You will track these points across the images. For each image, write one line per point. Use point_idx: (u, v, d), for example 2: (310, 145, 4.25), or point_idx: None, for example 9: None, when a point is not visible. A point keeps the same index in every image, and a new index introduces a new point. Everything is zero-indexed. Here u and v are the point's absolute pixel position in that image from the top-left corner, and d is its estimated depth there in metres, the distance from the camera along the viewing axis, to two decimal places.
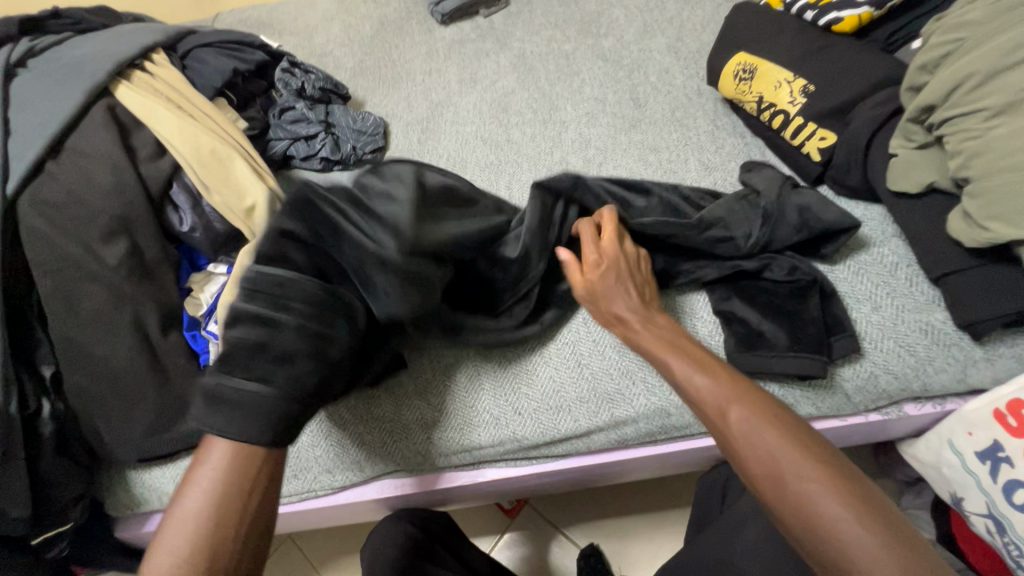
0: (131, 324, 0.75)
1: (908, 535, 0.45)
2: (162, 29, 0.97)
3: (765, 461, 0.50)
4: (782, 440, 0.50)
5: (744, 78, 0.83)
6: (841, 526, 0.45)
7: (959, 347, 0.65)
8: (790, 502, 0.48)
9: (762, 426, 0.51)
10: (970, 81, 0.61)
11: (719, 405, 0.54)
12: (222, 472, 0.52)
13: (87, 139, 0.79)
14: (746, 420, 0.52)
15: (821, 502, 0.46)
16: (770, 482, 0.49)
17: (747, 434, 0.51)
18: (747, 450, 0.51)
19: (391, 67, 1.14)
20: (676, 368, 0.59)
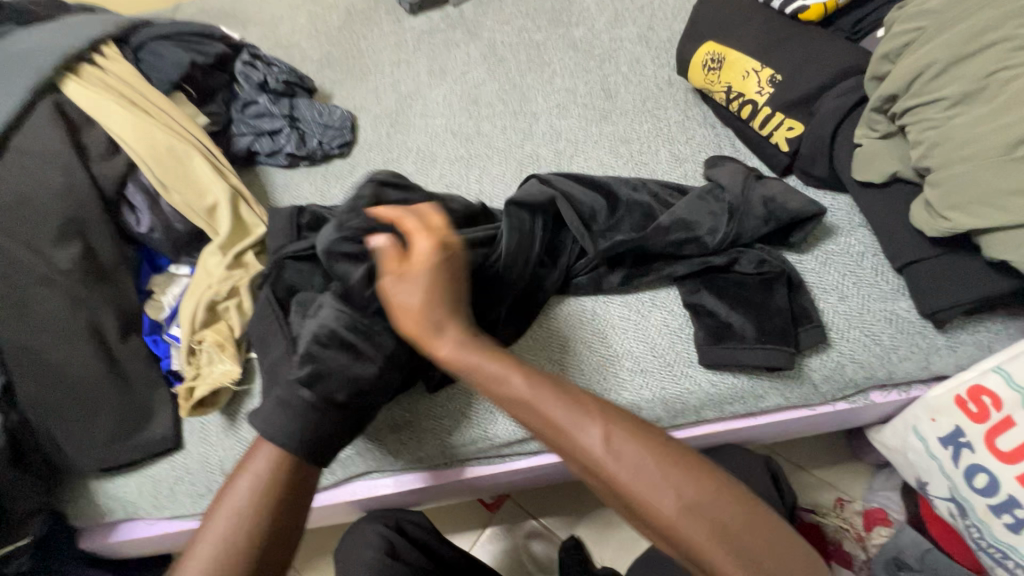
0: (87, 330, 0.73)
1: (767, 525, 0.48)
2: (113, 20, 0.93)
3: (636, 491, 0.48)
4: (653, 472, 0.49)
5: (713, 68, 0.82)
6: (700, 548, 0.46)
7: (923, 335, 0.65)
8: (667, 527, 0.48)
9: (627, 452, 0.50)
10: (930, 70, 0.61)
11: (583, 444, 0.51)
12: (267, 479, 0.59)
13: (33, 138, 0.75)
14: (616, 452, 0.50)
15: (681, 527, 0.47)
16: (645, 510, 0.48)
17: (610, 468, 0.50)
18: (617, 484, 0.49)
19: (359, 58, 1.11)
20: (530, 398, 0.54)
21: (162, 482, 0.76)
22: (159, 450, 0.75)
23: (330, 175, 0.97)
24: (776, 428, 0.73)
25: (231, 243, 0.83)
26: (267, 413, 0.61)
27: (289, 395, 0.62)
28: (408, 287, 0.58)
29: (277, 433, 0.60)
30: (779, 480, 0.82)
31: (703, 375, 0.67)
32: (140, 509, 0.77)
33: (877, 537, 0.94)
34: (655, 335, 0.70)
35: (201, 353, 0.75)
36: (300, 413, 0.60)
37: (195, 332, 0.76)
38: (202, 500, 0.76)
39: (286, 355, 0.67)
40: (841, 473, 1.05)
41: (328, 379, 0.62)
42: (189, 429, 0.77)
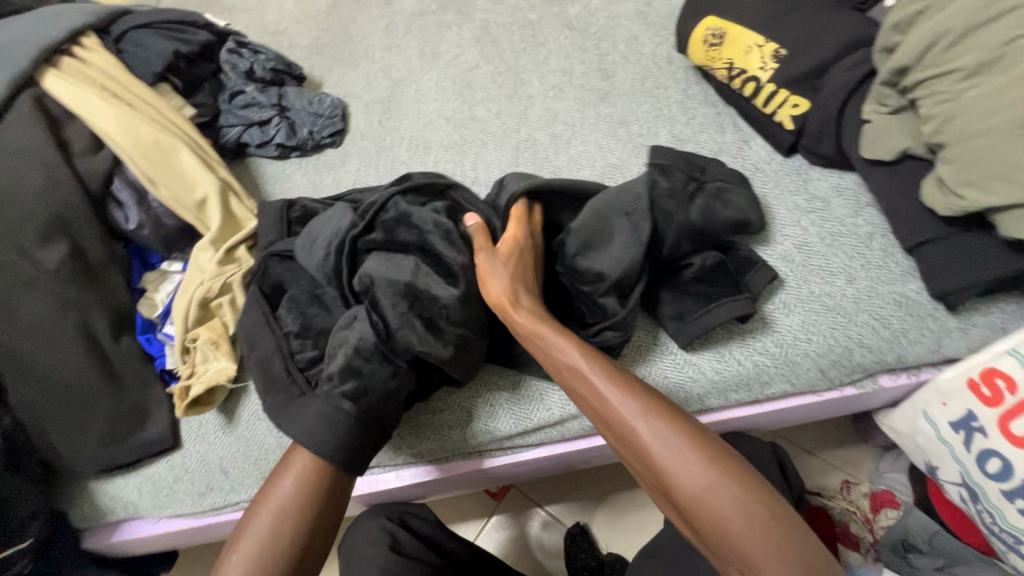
0: (78, 331, 0.71)
1: (797, 525, 0.47)
2: (91, 9, 0.90)
3: (673, 473, 0.49)
4: (699, 455, 0.49)
5: (713, 44, 0.79)
6: (747, 538, 0.46)
7: (933, 317, 0.64)
8: (698, 513, 0.48)
9: (668, 435, 0.50)
10: (945, 38, 0.58)
11: (630, 420, 0.51)
12: (305, 481, 0.61)
13: (13, 135, 0.73)
14: (659, 434, 0.50)
15: (731, 513, 0.47)
16: (677, 494, 0.49)
17: (652, 446, 0.50)
18: (657, 464, 0.50)
19: (348, 44, 1.08)
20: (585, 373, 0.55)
21: (163, 482, 0.75)
22: (157, 449, 0.74)
23: (322, 165, 0.94)
24: (781, 414, 0.71)
25: (222, 238, 0.82)
26: (309, 426, 0.62)
27: (332, 408, 0.62)
28: (498, 269, 0.63)
29: (316, 441, 0.61)
30: (785, 466, 0.81)
31: (700, 356, 0.66)
32: (141, 509, 0.76)
33: (885, 519, 0.92)
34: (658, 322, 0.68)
35: (196, 351, 0.74)
36: (334, 422, 0.61)
37: (188, 330, 0.75)
38: (203, 498, 0.75)
39: (281, 352, 0.67)
40: (848, 455, 1.04)
41: (369, 392, 0.62)
42: (186, 428, 0.76)
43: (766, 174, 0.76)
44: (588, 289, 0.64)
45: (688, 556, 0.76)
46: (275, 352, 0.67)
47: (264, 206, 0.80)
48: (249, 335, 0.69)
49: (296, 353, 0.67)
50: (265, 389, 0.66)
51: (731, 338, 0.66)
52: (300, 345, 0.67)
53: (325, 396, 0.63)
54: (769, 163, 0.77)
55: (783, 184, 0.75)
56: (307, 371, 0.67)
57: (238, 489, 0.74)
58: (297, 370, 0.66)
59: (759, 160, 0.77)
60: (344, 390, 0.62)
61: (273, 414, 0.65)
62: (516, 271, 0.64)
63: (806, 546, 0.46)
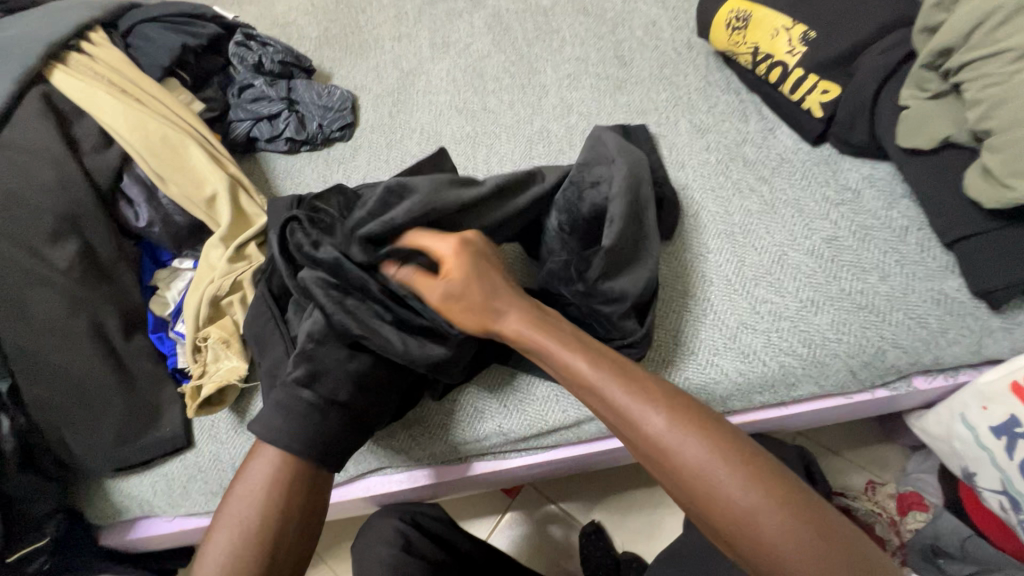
0: (90, 330, 0.71)
1: (831, 525, 0.43)
2: (99, 3, 0.89)
3: (700, 482, 0.45)
4: (718, 455, 0.45)
5: (737, 28, 0.75)
6: (782, 545, 0.42)
7: (974, 316, 0.60)
8: (733, 526, 0.44)
9: (687, 437, 0.46)
10: (994, 17, 0.54)
11: (650, 428, 0.47)
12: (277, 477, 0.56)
13: (22, 133, 0.72)
14: (683, 441, 0.46)
15: (761, 519, 0.43)
16: (709, 506, 0.45)
17: (676, 456, 0.46)
18: (684, 473, 0.46)
19: (358, 34, 1.06)
20: (595, 380, 0.50)
21: (176, 481, 0.75)
22: (170, 449, 0.74)
23: (332, 159, 0.93)
24: (808, 417, 0.68)
25: (233, 234, 0.80)
26: (266, 418, 0.58)
27: (287, 397, 0.58)
28: (461, 299, 0.57)
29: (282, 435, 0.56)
30: (812, 472, 0.78)
31: (725, 359, 0.63)
32: (156, 507, 0.76)
33: (913, 522, 0.90)
34: (681, 318, 0.66)
35: (207, 350, 0.73)
36: (298, 412, 0.57)
37: (199, 329, 0.74)
38: (216, 497, 0.75)
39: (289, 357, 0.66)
40: (874, 455, 1.01)
41: (327, 375, 0.59)
42: (199, 427, 0.76)
43: (793, 165, 0.72)
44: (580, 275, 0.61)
45: (708, 561, 0.73)
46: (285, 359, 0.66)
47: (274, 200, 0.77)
48: (261, 334, 0.69)
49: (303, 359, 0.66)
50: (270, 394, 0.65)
51: (757, 338, 0.63)
52: None
53: (285, 386, 0.59)
54: (795, 153, 0.73)
55: (811, 175, 0.71)
56: None
57: None
58: None
59: (785, 150, 0.74)
60: (299, 377, 0.59)
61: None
62: (477, 289, 0.56)
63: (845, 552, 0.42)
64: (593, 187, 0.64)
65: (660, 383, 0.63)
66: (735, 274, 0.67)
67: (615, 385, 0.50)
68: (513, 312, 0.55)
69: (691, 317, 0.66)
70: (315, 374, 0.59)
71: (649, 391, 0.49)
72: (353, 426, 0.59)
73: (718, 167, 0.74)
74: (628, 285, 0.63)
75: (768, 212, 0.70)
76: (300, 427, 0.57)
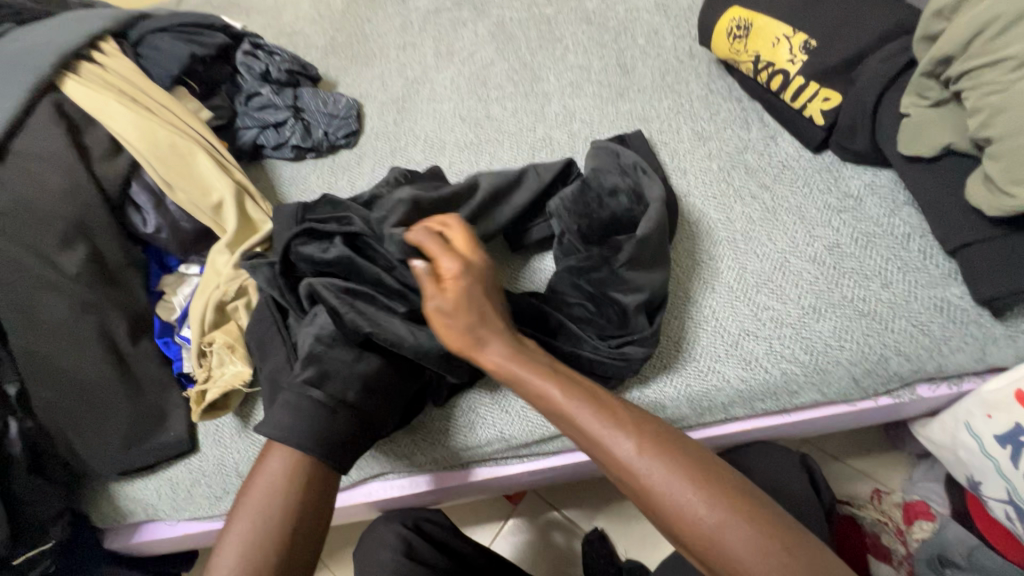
0: (98, 334, 0.72)
1: (797, 542, 0.44)
2: (111, 14, 0.91)
3: (663, 504, 0.46)
4: (681, 478, 0.46)
5: (738, 36, 0.76)
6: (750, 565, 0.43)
7: (977, 324, 0.60)
8: (702, 546, 0.45)
9: (650, 463, 0.47)
10: (993, 26, 0.54)
11: (615, 454, 0.49)
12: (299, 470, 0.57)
13: (34, 141, 0.74)
14: (647, 465, 0.48)
15: (727, 539, 0.44)
16: (676, 526, 0.46)
17: (641, 478, 0.47)
18: (650, 496, 0.47)
19: (363, 43, 1.07)
20: (562, 403, 0.52)
21: (180, 484, 0.75)
22: (175, 453, 0.74)
23: (337, 166, 0.94)
24: (811, 424, 0.68)
25: (239, 240, 0.81)
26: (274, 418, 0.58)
27: (296, 397, 0.59)
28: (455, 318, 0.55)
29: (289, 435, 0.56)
30: (815, 479, 0.77)
31: (727, 366, 0.63)
32: (161, 510, 0.77)
33: (919, 532, 0.89)
34: (682, 325, 0.66)
35: (212, 355, 0.74)
36: (304, 411, 0.58)
37: (205, 334, 0.75)
38: (220, 501, 0.75)
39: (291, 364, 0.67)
40: (880, 463, 1.00)
41: (333, 376, 0.60)
42: (204, 431, 0.76)
43: (795, 172, 0.72)
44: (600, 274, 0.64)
45: None
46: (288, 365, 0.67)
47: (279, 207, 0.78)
48: (265, 339, 0.69)
49: None
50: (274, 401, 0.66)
51: (758, 346, 0.63)
52: None
53: (291, 388, 0.59)
54: (797, 160, 0.73)
55: (813, 182, 0.71)
56: None
57: None
58: None
59: (787, 158, 0.74)
60: (310, 378, 0.59)
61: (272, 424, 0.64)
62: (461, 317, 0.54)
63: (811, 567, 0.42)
64: (612, 195, 0.68)
65: (661, 389, 0.63)
66: (736, 281, 0.67)
67: (580, 408, 0.51)
68: (495, 339, 0.55)
69: (692, 323, 0.66)
70: (325, 374, 0.60)
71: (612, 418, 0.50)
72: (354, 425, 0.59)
73: (720, 174, 0.75)
74: (629, 291, 0.63)
75: (770, 219, 0.70)
76: (302, 426, 0.57)
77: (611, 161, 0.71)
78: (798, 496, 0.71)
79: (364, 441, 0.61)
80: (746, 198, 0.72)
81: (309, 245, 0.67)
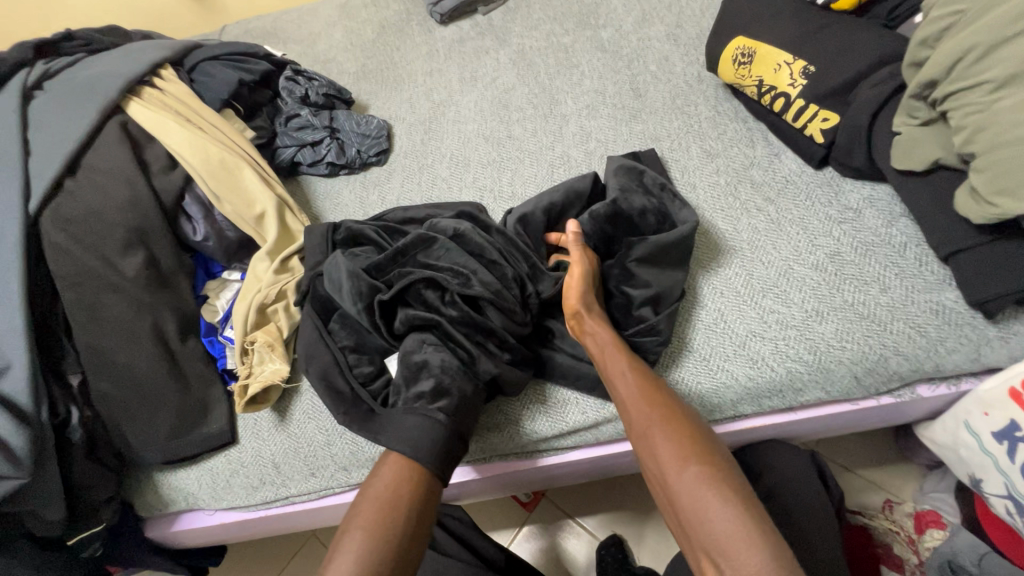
0: (151, 332, 0.78)
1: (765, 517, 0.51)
2: (169, 45, 1.00)
3: (666, 456, 0.56)
4: (684, 442, 0.56)
5: (743, 63, 0.83)
6: (720, 521, 0.50)
7: (971, 326, 0.64)
8: (684, 497, 0.53)
9: (664, 424, 0.57)
10: (972, 53, 0.59)
11: (644, 406, 0.59)
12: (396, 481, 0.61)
13: (102, 157, 0.82)
14: (667, 423, 0.58)
15: (706, 496, 0.52)
16: (668, 473, 0.55)
17: (656, 431, 0.57)
18: (653, 448, 0.57)
19: (393, 69, 1.16)
20: (610, 366, 0.64)
21: (220, 475, 0.80)
22: (216, 444, 0.79)
23: (369, 182, 1.01)
24: (816, 423, 0.72)
25: (278, 249, 0.88)
26: (410, 431, 0.62)
27: (421, 417, 0.63)
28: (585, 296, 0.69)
29: (411, 448, 0.61)
30: (825, 475, 0.81)
31: (738, 363, 0.67)
32: (200, 500, 0.81)
33: (930, 541, 0.90)
34: (695, 324, 0.71)
35: (254, 353, 0.79)
36: (426, 429, 0.62)
37: (247, 333, 0.80)
38: (256, 491, 0.80)
39: (339, 365, 0.73)
40: (890, 473, 1.02)
41: (466, 409, 0.65)
42: (243, 425, 0.82)
43: (798, 187, 0.78)
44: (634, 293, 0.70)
45: None
46: (334, 366, 0.73)
47: (310, 227, 0.86)
48: (308, 348, 0.74)
49: (353, 367, 0.73)
50: (330, 401, 0.70)
51: (765, 346, 0.68)
52: (357, 359, 0.73)
53: (419, 410, 0.63)
54: (800, 175, 0.79)
55: (815, 196, 0.76)
56: (366, 385, 0.72)
57: (288, 483, 0.79)
58: (359, 385, 0.71)
59: (790, 173, 0.79)
60: (441, 405, 0.64)
61: (348, 425, 0.69)
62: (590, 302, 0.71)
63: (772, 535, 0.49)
64: (640, 215, 0.74)
65: (672, 384, 0.68)
66: (744, 286, 0.72)
67: (630, 370, 0.63)
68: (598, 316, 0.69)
69: (701, 325, 0.71)
70: (458, 407, 0.65)
71: (649, 387, 0.61)
72: (460, 440, 0.64)
73: (727, 188, 0.80)
74: (638, 286, 0.70)
75: (774, 229, 0.75)
76: (430, 443, 0.62)
77: (633, 179, 0.77)
78: (807, 494, 0.75)
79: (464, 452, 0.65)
80: (757, 212, 0.77)
81: (428, 288, 0.72)
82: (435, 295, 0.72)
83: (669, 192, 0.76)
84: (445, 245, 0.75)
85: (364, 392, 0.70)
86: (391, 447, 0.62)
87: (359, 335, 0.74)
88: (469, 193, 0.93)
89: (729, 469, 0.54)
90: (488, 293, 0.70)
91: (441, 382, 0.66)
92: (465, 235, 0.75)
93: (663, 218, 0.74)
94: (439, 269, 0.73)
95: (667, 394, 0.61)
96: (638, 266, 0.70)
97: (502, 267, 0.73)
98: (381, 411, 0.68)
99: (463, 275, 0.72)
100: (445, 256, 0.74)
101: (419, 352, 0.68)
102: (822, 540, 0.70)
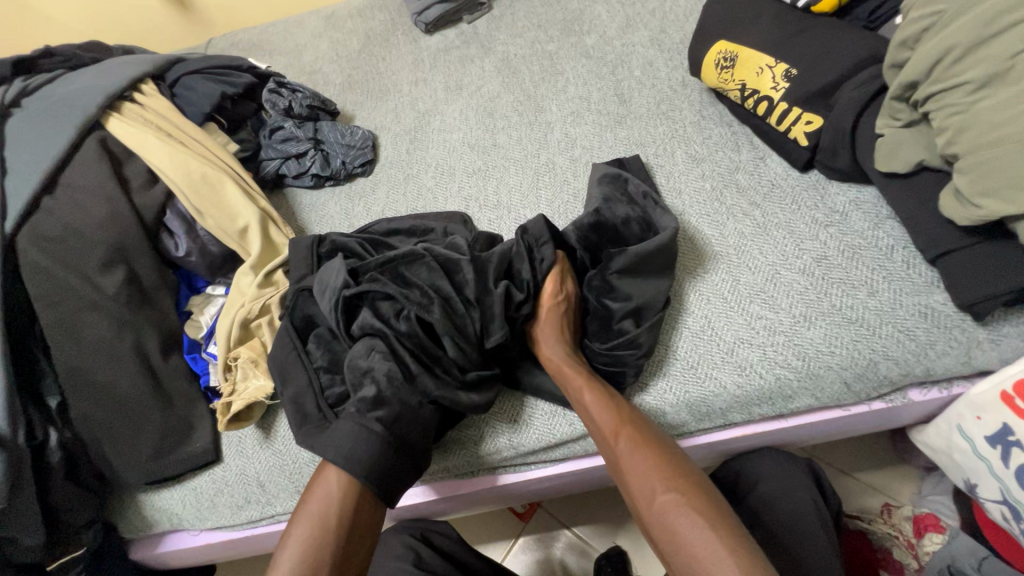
0: (132, 351, 0.76)
1: (739, 538, 0.50)
2: (150, 59, 1.00)
3: (636, 483, 0.56)
4: (654, 467, 0.56)
5: (726, 67, 0.82)
6: (697, 546, 0.50)
7: (960, 328, 0.63)
8: (657, 522, 0.54)
9: (634, 453, 0.58)
10: (953, 52, 0.58)
11: (610, 433, 0.60)
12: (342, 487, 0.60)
13: (81, 173, 0.81)
14: (634, 449, 0.58)
15: (680, 522, 0.52)
16: (640, 502, 0.56)
17: (625, 458, 0.58)
18: (625, 476, 0.58)
19: (378, 80, 1.15)
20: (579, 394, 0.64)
21: (205, 494, 0.79)
22: (200, 463, 0.78)
23: (354, 193, 1.00)
24: (806, 430, 0.71)
25: (262, 262, 0.87)
26: (342, 437, 0.61)
27: (357, 425, 0.62)
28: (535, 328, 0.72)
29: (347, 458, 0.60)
30: (822, 483, 0.79)
31: (727, 371, 0.66)
32: (184, 520, 0.80)
33: (930, 545, 0.88)
34: (679, 332, 0.70)
35: (237, 369, 0.78)
36: (357, 437, 0.61)
37: (229, 348, 0.79)
38: (241, 509, 0.79)
39: (313, 388, 0.72)
40: (887, 475, 1.00)
41: (401, 419, 0.63)
42: (227, 442, 0.80)
43: (783, 190, 0.77)
44: (616, 307, 0.69)
45: None
46: (309, 389, 0.72)
47: (295, 241, 0.85)
48: (284, 366, 0.74)
49: (325, 389, 0.72)
50: (295, 422, 0.70)
51: (752, 352, 0.67)
52: (330, 380, 0.73)
53: (357, 418, 0.62)
54: (785, 179, 0.78)
55: (801, 199, 0.76)
56: (335, 407, 0.71)
57: (273, 501, 0.78)
58: (327, 406, 0.70)
59: (776, 177, 0.79)
60: (379, 415, 0.62)
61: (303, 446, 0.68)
62: (546, 329, 0.71)
63: (750, 556, 0.49)
64: (624, 224, 0.74)
65: (656, 395, 0.67)
66: (731, 292, 0.71)
67: (594, 400, 0.63)
68: (557, 349, 0.69)
69: (687, 331, 0.70)
70: (397, 418, 0.63)
71: (616, 412, 0.61)
72: (404, 450, 0.62)
73: (712, 193, 0.79)
74: (619, 299, 0.69)
75: (761, 234, 0.74)
76: (364, 454, 0.60)
77: (618, 188, 0.77)
78: (802, 501, 0.73)
79: (399, 466, 0.62)
80: (746, 219, 0.76)
81: (387, 300, 0.70)
82: (392, 306, 0.70)
83: (653, 200, 0.75)
84: (428, 264, 0.71)
85: (329, 413, 0.70)
86: (326, 459, 0.61)
87: (335, 354, 0.74)
88: (454, 202, 0.92)
89: (704, 492, 0.54)
90: (447, 325, 0.67)
91: (383, 391, 0.64)
92: (456, 267, 0.71)
93: (647, 226, 0.74)
94: (411, 286, 0.70)
95: (633, 418, 0.61)
96: (619, 278, 0.70)
97: (475, 302, 0.69)
98: (333, 422, 0.69)
99: (428, 298, 0.69)
100: (424, 275, 0.71)
101: (366, 357, 0.67)
102: (815, 548, 0.68)
